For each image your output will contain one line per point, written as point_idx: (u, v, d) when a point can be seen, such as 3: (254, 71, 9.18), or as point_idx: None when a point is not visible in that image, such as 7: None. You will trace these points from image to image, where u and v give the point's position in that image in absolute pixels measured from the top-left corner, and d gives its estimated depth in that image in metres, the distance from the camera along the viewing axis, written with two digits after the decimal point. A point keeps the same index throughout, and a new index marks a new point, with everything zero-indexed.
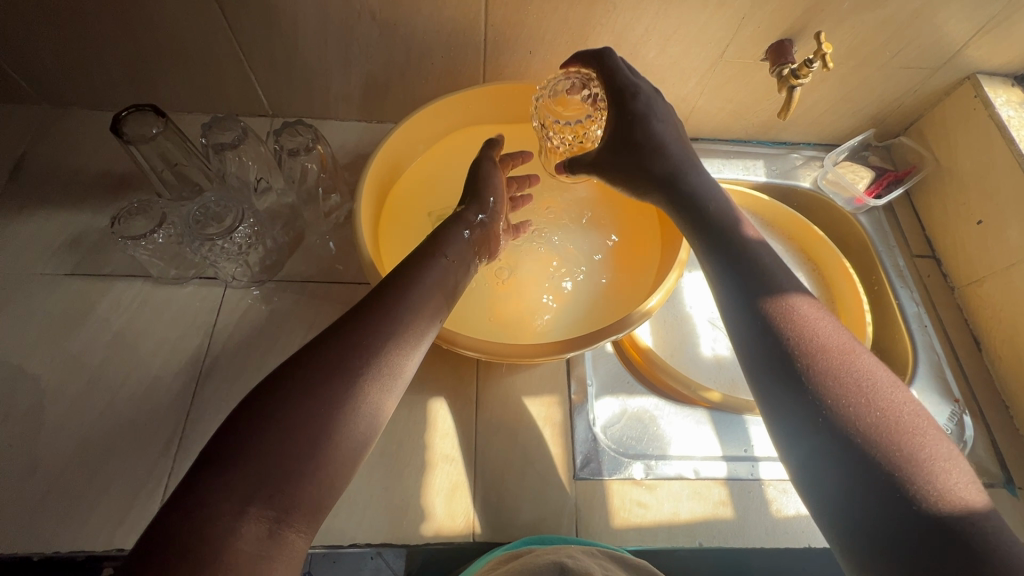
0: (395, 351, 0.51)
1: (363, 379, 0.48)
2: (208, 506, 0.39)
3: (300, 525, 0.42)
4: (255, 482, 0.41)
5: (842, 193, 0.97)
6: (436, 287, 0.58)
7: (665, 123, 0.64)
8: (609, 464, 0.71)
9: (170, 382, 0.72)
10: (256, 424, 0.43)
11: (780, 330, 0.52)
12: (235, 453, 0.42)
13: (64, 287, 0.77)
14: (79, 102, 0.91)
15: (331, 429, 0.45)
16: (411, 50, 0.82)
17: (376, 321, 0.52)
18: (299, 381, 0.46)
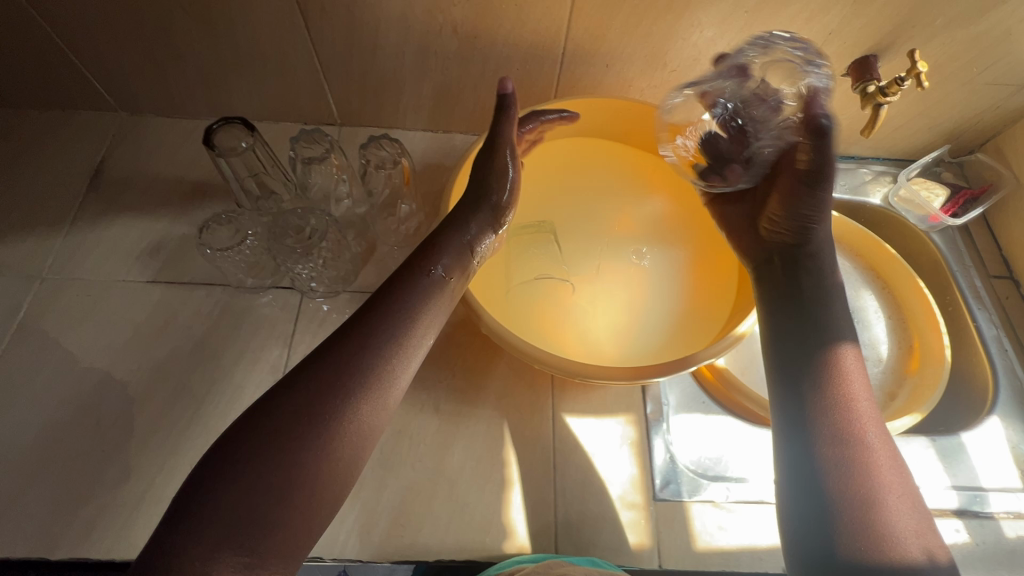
0: (377, 380, 0.49)
1: (342, 415, 0.47)
2: (194, 547, 0.39)
3: (273, 561, 0.41)
4: (227, 524, 0.40)
5: (916, 210, 0.94)
6: (424, 309, 0.56)
7: (766, 192, 0.67)
8: (688, 486, 0.70)
9: (252, 393, 0.72)
10: (234, 459, 0.43)
11: (805, 396, 0.55)
12: (210, 492, 0.41)
13: (144, 293, 0.78)
14: (153, 109, 0.92)
15: (308, 461, 0.44)
16: (487, 63, 0.82)
17: (356, 351, 0.50)
18: (273, 414, 0.45)
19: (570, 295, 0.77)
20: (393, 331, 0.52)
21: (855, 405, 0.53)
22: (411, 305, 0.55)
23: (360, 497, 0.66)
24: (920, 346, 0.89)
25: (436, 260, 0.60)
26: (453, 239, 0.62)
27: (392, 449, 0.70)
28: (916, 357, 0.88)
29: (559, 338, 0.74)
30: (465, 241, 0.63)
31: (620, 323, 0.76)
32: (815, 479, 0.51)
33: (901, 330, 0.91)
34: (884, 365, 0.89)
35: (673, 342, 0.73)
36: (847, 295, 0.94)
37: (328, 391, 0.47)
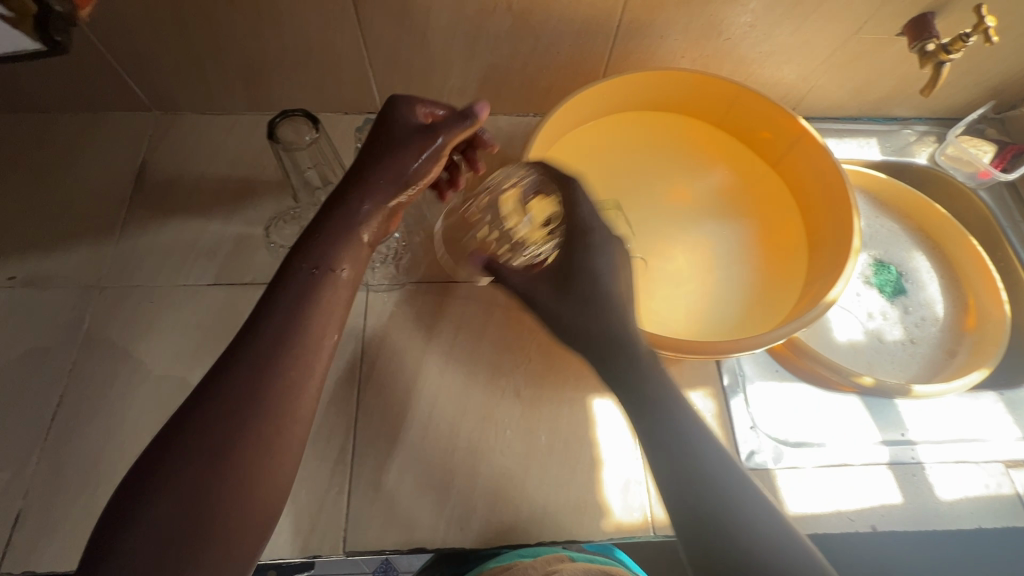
0: (263, 381, 0.49)
1: (245, 412, 0.47)
2: (143, 520, 0.43)
3: (223, 541, 0.44)
4: (183, 505, 0.43)
5: (964, 167, 0.96)
6: (293, 313, 0.52)
7: (618, 266, 0.59)
8: (772, 454, 0.71)
9: (333, 390, 0.71)
10: (176, 444, 0.46)
11: (646, 393, 0.56)
12: (165, 466, 0.45)
13: (208, 296, 0.76)
14: (189, 106, 0.89)
15: (230, 453, 0.46)
16: (539, 40, 0.80)
17: (246, 347, 0.50)
18: (203, 404, 0.48)
19: (643, 274, 0.76)
20: (271, 328, 0.51)
21: None
22: (305, 306, 0.53)
23: (455, 487, 0.67)
24: (976, 303, 0.90)
25: (325, 255, 0.56)
26: (332, 228, 0.57)
27: (479, 437, 0.70)
28: (973, 314, 0.89)
29: (639, 320, 0.73)
30: (356, 232, 0.58)
31: (696, 299, 0.75)
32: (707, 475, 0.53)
33: (955, 289, 0.92)
34: (941, 324, 0.90)
35: (753, 315, 0.73)
36: (900, 256, 0.95)
37: (242, 383, 0.48)
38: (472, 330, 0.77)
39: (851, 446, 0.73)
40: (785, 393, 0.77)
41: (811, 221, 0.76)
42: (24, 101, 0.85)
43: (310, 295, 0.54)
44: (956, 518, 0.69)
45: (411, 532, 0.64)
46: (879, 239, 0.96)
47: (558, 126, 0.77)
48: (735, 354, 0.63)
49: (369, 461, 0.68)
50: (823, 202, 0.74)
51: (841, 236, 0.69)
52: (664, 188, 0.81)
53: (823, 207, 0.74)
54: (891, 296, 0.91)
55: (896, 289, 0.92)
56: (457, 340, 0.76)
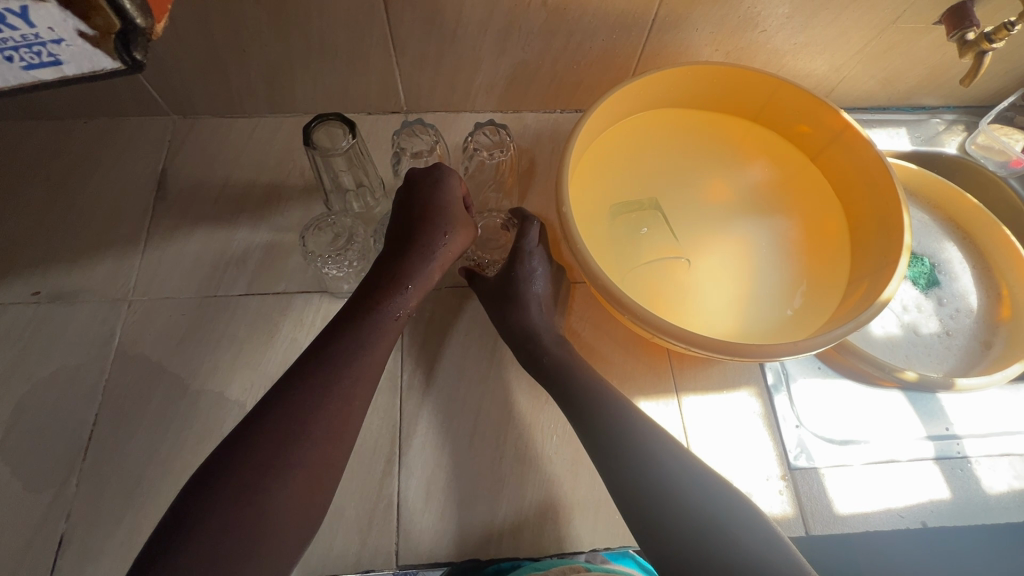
0: (322, 415, 0.51)
1: (297, 441, 0.49)
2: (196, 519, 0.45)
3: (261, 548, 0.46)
4: (232, 521, 0.45)
5: (996, 156, 0.94)
6: (358, 352, 0.55)
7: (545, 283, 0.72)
8: (821, 452, 0.71)
9: (374, 399, 0.70)
10: (237, 460, 0.48)
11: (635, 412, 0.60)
12: (224, 467, 0.47)
13: (241, 307, 0.74)
14: (208, 110, 0.86)
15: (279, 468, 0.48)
16: (572, 36, 0.78)
17: (310, 377, 0.52)
18: (269, 420, 0.50)
19: (684, 273, 0.75)
20: (343, 356, 0.54)
21: None
22: (358, 345, 0.55)
23: (504, 496, 0.66)
24: (1009, 293, 0.89)
25: (396, 296, 0.59)
26: (408, 266, 0.61)
27: (524, 444, 0.69)
28: (1007, 305, 0.89)
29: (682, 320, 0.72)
30: (415, 271, 0.61)
31: (739, 297, 0.74)
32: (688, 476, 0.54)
33: (987, 279, 0.92)
34: (975, 315, 0.89)
35: (798, 312, 0.73)
36: (932, 247, 0.94)
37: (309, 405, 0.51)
38: None
39: (897, 442, 0.73)
40: (830, 390, 0.76)
41: (854, 217, 0.75)
42: (38, 108, 0.82)
43: (379, 330, 0.57)
44: (1005, 512, 0.69)
45: (463, 543, 0.63)
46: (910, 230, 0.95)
47: (596, 123, 0.75)
48: (794, 356, 0.61)
49: (415, 473, 0.66)
50: (867, 199, 0.73)
51: (890, 234, 0.68)
52: (700, 185, 0.81)
53: (865, 203, 0.73)
54: (925, 288, 0.91)
55: (929, 281, 0.91)
56: (496, 346, 0.74)
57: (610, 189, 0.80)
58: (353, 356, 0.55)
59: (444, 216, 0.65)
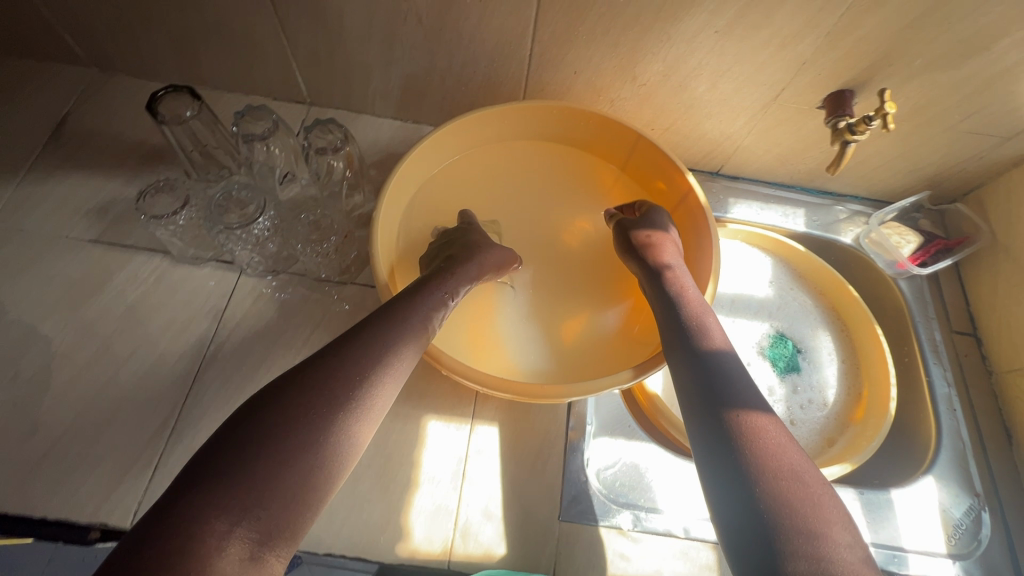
0: (362, 400, 0.45)
1: (329, 419, 0.43)
2: (196, 524, 0.35)
3: (285, 549, 0.38)
4: (245, 499, 0.37)
5: (885, 254, 0.92)
6: (402, 349, 0.51)
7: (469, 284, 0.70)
8: (596, 510, 0.69)
9: (174, 363, 0.72)
10: (258, 432, 0.40)
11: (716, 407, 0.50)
12: (241, 472, 0.38)
13: (86, 252, 0.78)
14: (124, 69, 0.92)
15: (308, 471, 0.40)
16: (455, 57, 0.81)
17: (327, 358, 0.47)
18: (294, 414, 0.42)
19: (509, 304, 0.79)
20: (355, 374, 0.46)
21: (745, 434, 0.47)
22: (399, 339, 0.51)
23: None
24: (868, 396, 0.86)
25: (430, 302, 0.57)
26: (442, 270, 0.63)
27: None
28: (862, 407, 0.85)
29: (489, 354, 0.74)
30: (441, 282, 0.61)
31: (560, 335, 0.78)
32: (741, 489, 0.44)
33: (852, 376, 0.88)
34: (829, 410, 0.86)
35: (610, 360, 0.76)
36: (803, 333, 0.92)
37: (317, 415, 0.43)
38: (329, 330, 0.76)
39: (682, 517, 0.70)
40: (631, 450, 0.74)
41: None
42: None
43: (398, 362, 0.50)
44: None
45: None
46: (785, 312, 0.93)
47: (454, 141, 0.78)
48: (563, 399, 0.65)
49: (185, 442, 0.68)
50: (695, 266, 0.73)
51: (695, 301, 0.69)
52: (555, 223, 0.83)
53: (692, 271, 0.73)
54: (782, 372, 0.88)
55: (788, 365, 0.89)
56: (311, 337, 0.76)
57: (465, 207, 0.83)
58: (352, 378, 0.46)
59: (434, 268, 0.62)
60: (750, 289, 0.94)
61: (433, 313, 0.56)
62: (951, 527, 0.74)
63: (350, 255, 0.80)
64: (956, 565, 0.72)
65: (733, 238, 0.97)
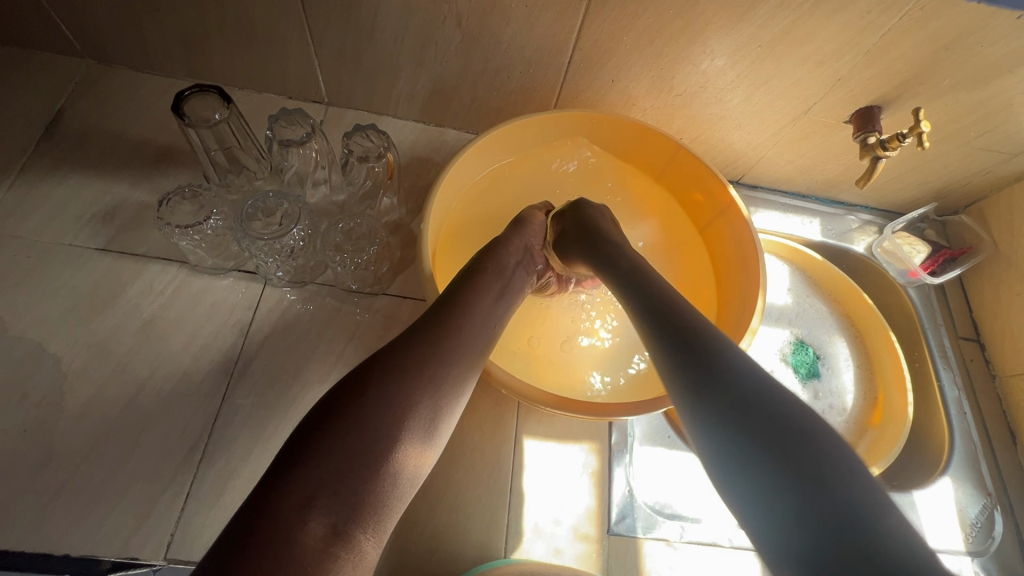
0: (431, 388, 0.48)
1: (401, 405, 0.45)
2: (279, 497, 0.38)
3: (367, 529, 0.40)
4: (325, 474, 0.40)
5: (897, 263, 0.95)
6: (469, 341, 0.53)
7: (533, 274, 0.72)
8: (643, 522, 0.69)
9: (199, 382, 0.68)
10: (339, 413, 0.43)
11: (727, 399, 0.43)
12: (324, 451, 0.41)
13: (94, 261, 0.72)
14: (125, 62, 0.85)
15: (386, 452, 0.43)
16: (490, 61, 0.79)
17: (398, 348, 0.49)
18: (373, 398, 0.44)
19: (548, 321, 0.80)
20: (426, 367, 0.48)
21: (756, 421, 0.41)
22: (465, 332, 0.54)
23: None
24: (883, 400, 0.89)
25: (489, 293, 0.59)
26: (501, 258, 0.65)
27: None
28: (879, 411, 0.89)
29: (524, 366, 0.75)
30: (500, 268, 0.63)
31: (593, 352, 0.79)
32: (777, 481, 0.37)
33: (868, 381, 0.92)
34: (848, 415, 0.89)
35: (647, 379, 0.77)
36: (821, 340, 0.94)
37: (393, 399, 0.45)
38: (364, 343, 0.73)
39: (726, 526, 0.71)
40: (671, 460, 0.75)
41: (727, 294, 0.76)
42: None
43: (466, 354, 0.52)
44: None
45: None
46: (804, 319, 0.95)
47: (494, 148, 0.76)
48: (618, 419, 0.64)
49: (218, 465, 0.64)
50: (740, 280, 0.73)
51: (744, 316, 0.69)
52: None
53: (737, 284, 0.74)
54: (804, 378, 0.91)
55: (809, 371, 0.91)
56: (345, 351, 0.72)
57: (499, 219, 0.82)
58: (424, 366, 0.49)
59: (490, 254, 0.64)
60: (770, 297, 0.96)
61: (492, 303, 0.59)
62: (968, 526, 0.78)
63: (380, 270, 0.77)
64: (974, 562, 0.76)
65: None
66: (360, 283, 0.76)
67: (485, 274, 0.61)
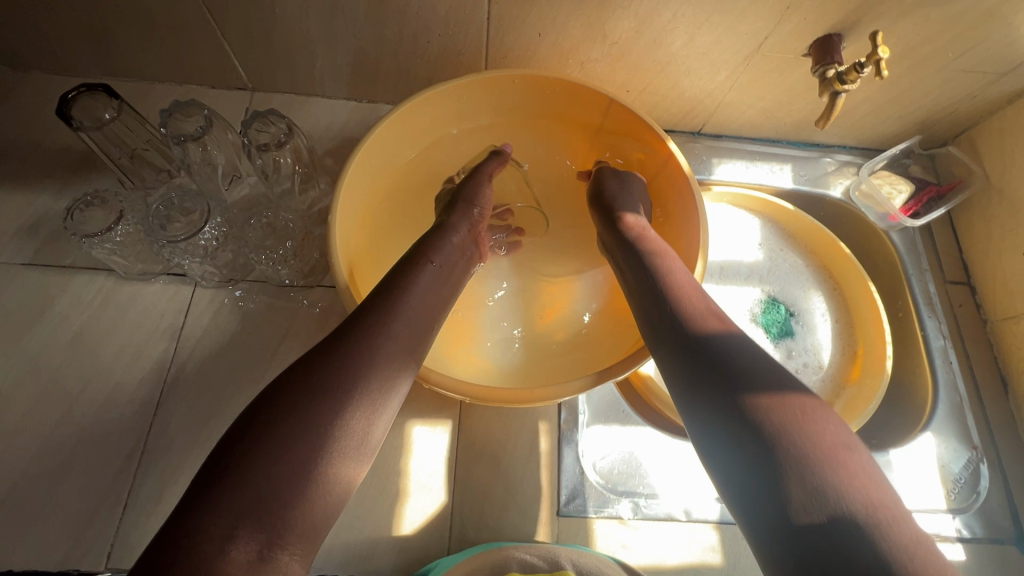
0: (368, 390, 0.42)
1: (329, 412, 0.39)
2: (194, 530, 0.33)
3: (297, 548, 0.36)
4: (245, 502, 0.35)
5: (876, 207, 0.87)
6: (404, 334, 0.47)
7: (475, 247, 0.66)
8: (595, 501, 0.67)
9: (133, 390, 0.67)
10: (260, 427, 0.38)
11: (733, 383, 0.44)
12: (243, 477, 0.35)
13: (21, 277, 0.71)
14: (37, 65, 0.82)
15: (315, 473, 0.37)
16: (405, 27, 0.73)
17: (326, 347, 0.44)
18: (301, 408, 0.39)
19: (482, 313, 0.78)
20: (356, 363, 0.42)
21: (797, 431, 0.39)
22: (399, 322, 0.47)
23: None
24: (863, 354, 0.83)
25: (421, 276, 0.53)
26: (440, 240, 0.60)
27: None
28: (858, 366, 0.83)
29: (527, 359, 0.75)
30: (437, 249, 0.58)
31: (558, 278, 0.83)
32: (749, 462, 0.40)
33: (847, 335, 0.86)
34: (824, 372, 0.84)
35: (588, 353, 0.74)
36: (795, 295, 0.88)
37: (322, 415, 0.39)
38: (299, 339, 0.71)
39: (684, 496, 0.69)
40: (624, 434, 0.72)
41: (672, 247, 0.71)
42: None
43: (402, 353, 0.46)
44: None
45: None
46: (777, 274, 0.89)
47: (412, 122, 0.71)
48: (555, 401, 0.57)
49: (155, 472, 0.63)
50: (682, 240, 0.68)
51: (684, 278, 0.63)
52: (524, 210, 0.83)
53: (680, 240, 0.69)
54: (776, 338, 0.86)
55: (781, 330, 0.86)
56: (278, 349, 0.70)
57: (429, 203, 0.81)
58: (357, 373, 0.42)
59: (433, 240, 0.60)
60: (739, 255, 0.90)
61: (433, 293, 0.53)
62: (950, 483, 0.73)
63: (312, 265, 0.74)
64: (956, 519, 0.71)
65: (716, 201, 0.92)
66: (290, 276, 0.73)
67: (425, 263, 0.55)
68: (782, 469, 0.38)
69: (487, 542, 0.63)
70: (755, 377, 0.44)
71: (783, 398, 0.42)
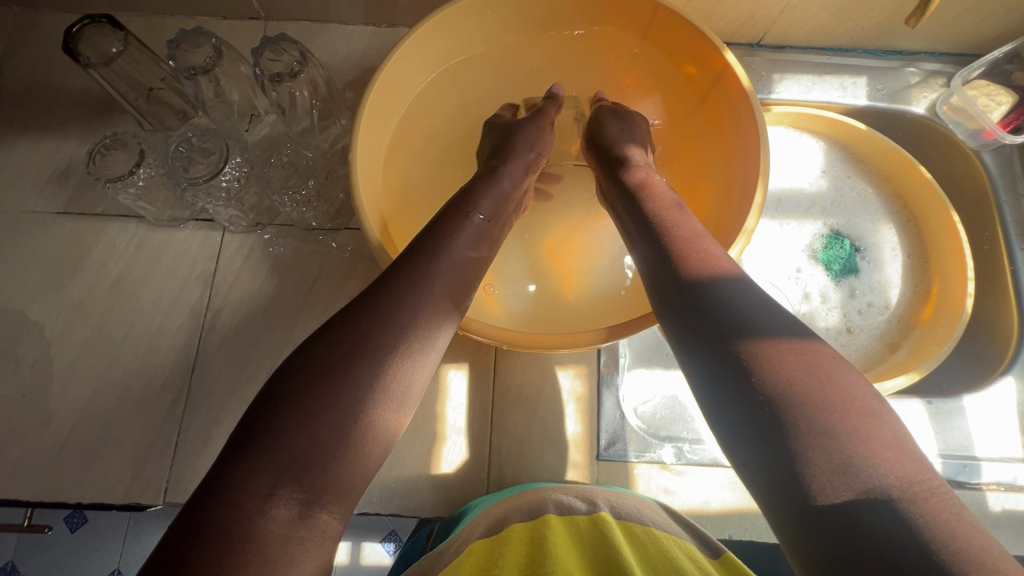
0: (408, 346, 0.39)
1: (362, 370, 0.37)
2: (233, 491, 0.32)
3: (337, 507, 0.34)
4: (281, 462, 0.33)
5: (967, 123, 0.75)
6: (444, 288, 0.43)
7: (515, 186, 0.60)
8: (636, 446, 0.65)
9: (173, 336, 0.68)
10: (292, 389, 0.36)
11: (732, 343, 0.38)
12: (279, 438, 0.34)
13: (58, 226, 0.72)
14: (49, 3, 0.79)
15: (353, 429, 0.36)
16: None
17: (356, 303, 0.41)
18: (335, 367, 0.37)
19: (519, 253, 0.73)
20: (393, 318, 0.39)
21: (811, 395, 0.34)
22: (439, 276, 0.43)
23: None
24: (938, 293, 0.75)
25: (460, 223, 0.48)
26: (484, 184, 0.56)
27: None
28: (932, 305, 0.75)
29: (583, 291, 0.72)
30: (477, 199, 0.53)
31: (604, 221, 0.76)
32: (756, 435, 0.35)
33: (920, 272, 0.77)
34: (891, 313, 0.76)
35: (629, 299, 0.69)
36: (862, 229, 0.80)
37: (358, 371, 0.37)
38: (330, 283, 0.69)
39: None
40: (666, 379, 0.69)
41: (727, 176, 0.64)
42: None
43: (444, 303, 0.43)
44: None
45: None
46: (842, 206, 0.80)
47: (434, 45, 0.65)
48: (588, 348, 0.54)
49: (201, 415, 0.65)
50: (741, 168, 0.61)
51: (741, 215, 0.56)
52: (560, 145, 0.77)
53: (737, 169, 0.61)
54: (838, 275, 0.78)
55: (845, 267, 0.78)
56: (309, 295, 0.69)
57: (460, 135, 0.76)
58: (394, 326, 0.39)
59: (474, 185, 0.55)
60: (799, 184, 0.81)
61: (475, 239, 0.48)
62: None
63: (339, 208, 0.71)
64: None
65: (776, 124, 0.82)
66: (317, 220, 0.70)
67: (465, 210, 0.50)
68: (806, 444, 0.32)
69: (518, 486, 0.61)
70: (756, 331, 0.38)
71: (795, 362, 0.36)
